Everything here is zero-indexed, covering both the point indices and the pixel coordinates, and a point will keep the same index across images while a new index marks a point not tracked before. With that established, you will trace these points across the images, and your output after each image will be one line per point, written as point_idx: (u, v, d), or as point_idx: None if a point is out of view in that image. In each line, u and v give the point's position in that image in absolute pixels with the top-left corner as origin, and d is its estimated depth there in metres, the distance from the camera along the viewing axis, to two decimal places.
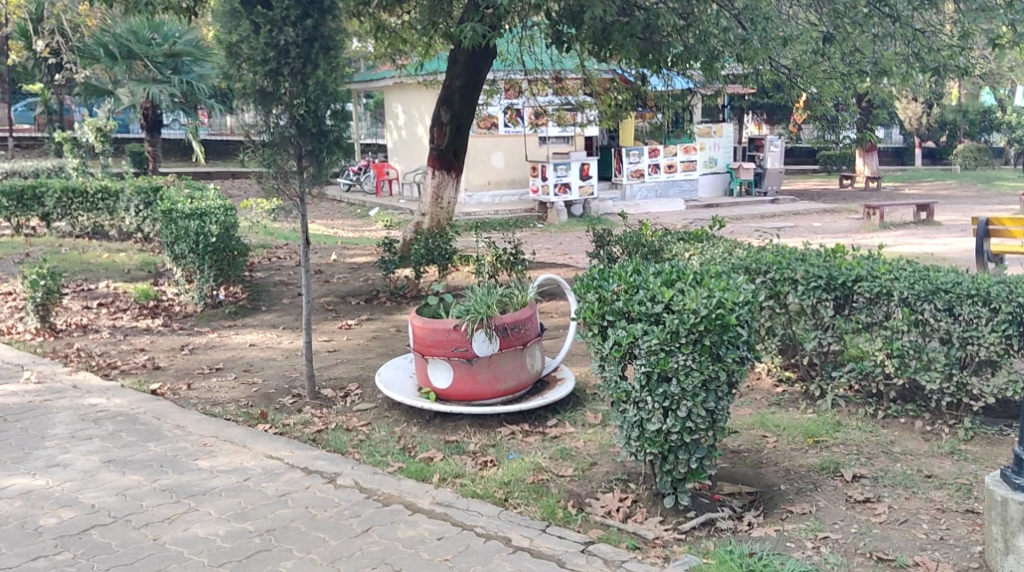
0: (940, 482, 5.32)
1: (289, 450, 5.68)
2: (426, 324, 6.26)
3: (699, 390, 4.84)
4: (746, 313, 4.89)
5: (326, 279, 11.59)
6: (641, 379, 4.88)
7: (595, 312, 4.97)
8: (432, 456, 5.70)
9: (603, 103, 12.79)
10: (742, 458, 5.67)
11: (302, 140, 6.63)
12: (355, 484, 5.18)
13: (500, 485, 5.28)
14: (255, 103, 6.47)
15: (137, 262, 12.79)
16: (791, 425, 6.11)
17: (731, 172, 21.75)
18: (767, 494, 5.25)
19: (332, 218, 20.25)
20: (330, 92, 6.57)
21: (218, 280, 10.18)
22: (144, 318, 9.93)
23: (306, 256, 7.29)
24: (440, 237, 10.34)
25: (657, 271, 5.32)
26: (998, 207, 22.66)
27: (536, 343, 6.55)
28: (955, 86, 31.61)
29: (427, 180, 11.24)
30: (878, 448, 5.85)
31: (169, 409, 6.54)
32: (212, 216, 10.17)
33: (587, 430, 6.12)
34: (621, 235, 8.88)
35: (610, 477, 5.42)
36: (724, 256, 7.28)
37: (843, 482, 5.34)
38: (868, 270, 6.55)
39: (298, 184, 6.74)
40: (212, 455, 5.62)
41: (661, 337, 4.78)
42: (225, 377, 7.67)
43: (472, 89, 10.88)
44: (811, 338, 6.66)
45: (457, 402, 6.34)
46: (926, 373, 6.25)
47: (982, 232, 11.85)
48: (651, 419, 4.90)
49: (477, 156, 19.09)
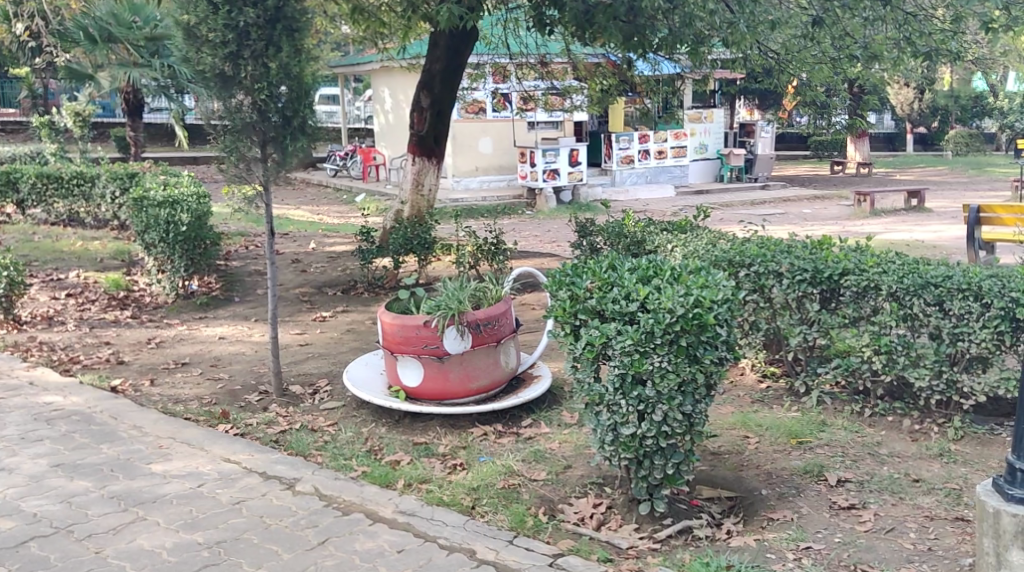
0: (928, 486, 5.08)
1: (248, 453, 5.42)
2: (395, 320, 6.00)
3: (675, 392, 4.58)
4: (726, 312, 4.63)
5: (303, 268, 11.32)
6: (614, 381, 4.61)
7: (567, 310, 4.72)
8: (399, 459, 5.44)
9: (589, 87, 12.50)
10: (723, 460, 5.42)
11: (266, 126, 6.37)
12: (315, 491, 4.93)
13: (468, 491, 5.02)
14: (216, 87, 6.21)
15: (111, 250, 12.47)
16: (774, 425, 5.87)
17: (722, 158, 21.46)
18: (747, 499, 5.02)
19: (317, 204, 19.93)
20: (294, 76, 6.31)
21: (190, 270, 9.89)
22: (114, 310, 9.63)
23: (272, 248, 7.00)
24: (419, 226, 10.07)
25: (633, 267, 5.07)
26: (989, 193, 22.46)
27: (511, 339, 6.28)
28: (948, 70, 31.30)
29: (408, 167, 10.94)
30: (865, 450, 5.61)
31: (128, 408, 6.27)
32: (184, 204, 9.88)
33: (563, 431, 5.87)
34: (603, 225, 8.58)
35: (584, 480, 5.18)
36: (707, 248, 7.04)
37: (827, 487, 5.09)
38: (855, 263, 6.32)
39: (261, 172, 6.47)
40: (167, 458, 5.35)
41: (635, 337, 4.51)
42: (190, 373, 7.41)
43: (453, 72, 10.57)
44: (796, 333, 6.44)
45: (428, 401, 6.08)
46: (915, 370, 6.02)
47: (973, 219, 11.62)
48: (625, 423, 4.65)
49: (464, 141, 18.73)
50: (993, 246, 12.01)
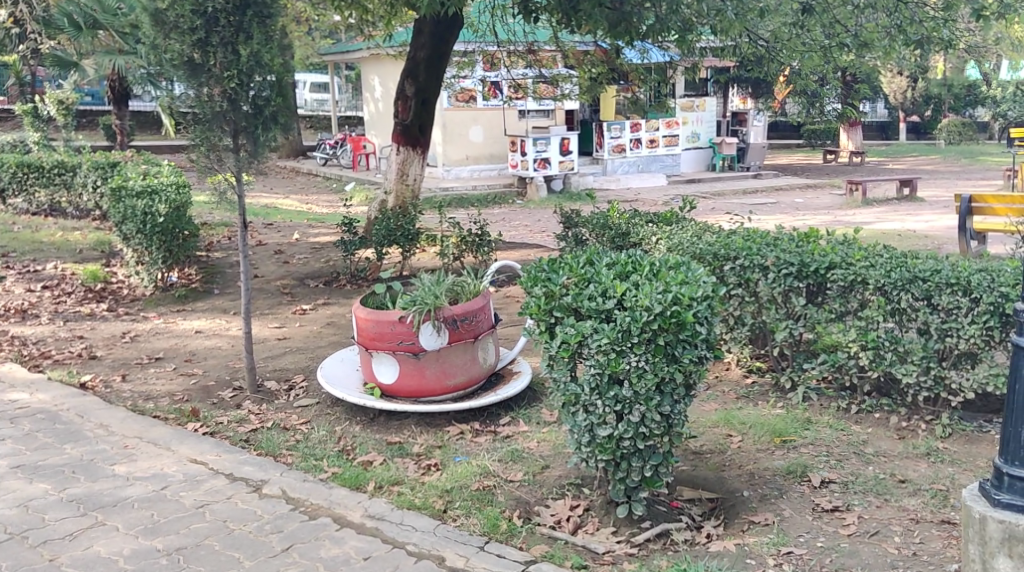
0: (914, 487, 4.94)
1: (215, 453, 5.27)
2: (369, 316, 5.83)
3: (653, 393, 4.42)
4: (706, 309, 4.48)
5: (285, 259, 11.13)
6: (590, 381, 4.45)
7: (542, 308, 4.56)
8: (371, 460, 5.29)
9: (578, 75, 12.20)
10: (704, 460, 5.27)
11: (237, 115, 6.21)
12: (281, 494, 4.79)
13: (441, 493, 4.87)
14: (184, 75, 6.02)
15: (91, 241, 12.25)
16: (758, 424, 5.71)
17: (714, 147, 21.33)
18: (729, 501, 4.87)
19: (306, 193, 19.72)
20: (266, 63, 6.15)
21: (168, 262, 9.71)
22: (90, 302, 9.43)
23: (245, 241, 6.82)
24: (403, 216, 9.88)
25: (612, 263, 4.92)
26: (982, 182, 22.33)
27: (490, 335, 6.12)
28: (941, 59, 31.13)
29: (392, 156, 10.75)
30: (851, 449, 5.45)
31: (95, 406, 6.11)
32: (162, 194, 9.63)
33: (542, 429, 5.72)
34: (589, 216, 8.36)
35: (562, 481, 5.03)
36: (692, 241, 6.89)
37: (810, 488, 4.94)
38: (842, 257, 6.18)
39: (233, 163, 6.29)
40: (132, 459, 5.20)
41: (611, 336, 4.36)
42: (164, 368, 7.24)
43: (439, 60, 10.37)
44: (782, 328, 6.30)
45: (405, 399, 5.92)
46: (902, 366, 5.88)
47: (964, 210, 11.46)
48: (602, 424, 4.49)
49: (454, 130, 18.53)
50: (984, 238, 11.85)
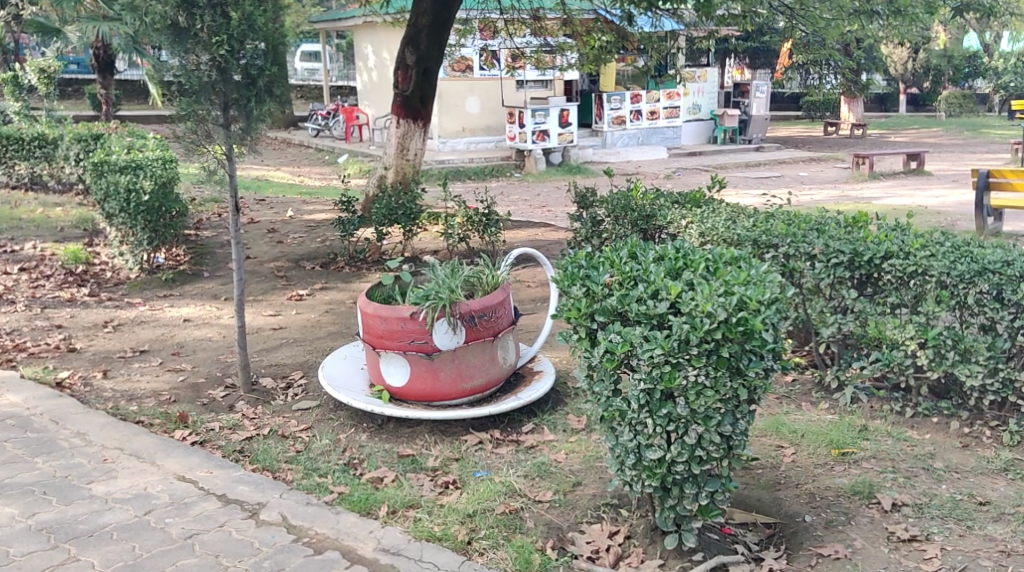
0: (996, 510, 4.40)
1: (206, 469, 4.67)
2: (377, 312, 5.23)
3: (713, 411, 3.83)
4: (774, 314, 3.87)
5: (279, 239, 10.48)
6: (639, 397, 3.86)
7: (582, 311, 3.96)
8: (382, 477, 4.70)
9: (584, 44, 11.03)
10: (756, 477, 4.69)
11: (228, 86, 5.54)
12: (281, 521, 4.21)
13: (463, 519, 4.29)
14: (169, 41, 5.37)
15: (73, 218, 11.58)
16: (811, 432, 5.13)
17: (716, 119, 20.64)
18: (789, 529, 4.33)
19: (298, 165, 19.02)
20: (259, 28, 5.52)
21: (154, 243, 9.06)
22: (70, 287, 8.78)
23: (235, 226, 6.14)
24: (405, 195, 9.23)
25: (659, 258, 4.33)
26: (988, 155, 21.78)
27: (510, 332, 5.51)
28: (941, 30, 30.40)
29: (391, 129, 10.07)
30: (917, 463, 4.88)
31: (72, 410, 5.51)
32: (148, 170, 8.96)
33: (569, 438, 5.12)
34: (607, 196, 7.61)
35: (597, 502, 4.45)
36: (729, 226, 6.28)
37: (880, 513, 4.39)
38: (899, 245, 5.50)
39: (223, 139, 5.63)
40: (111, 476, 4.60)
41: (666, 347, 3.77)
42: (148, 363, 6.62)
43: (441, 27, 9.62)
44: (829, 323, 5.66)
45: (416, 403, 5.31)
46: (966, 366, 5.21)
47: (982, 185, 10.78)
48: (651, 446, 3.90)
49: (451, 101, 17.82)
50: (1000, 213, 11.19)
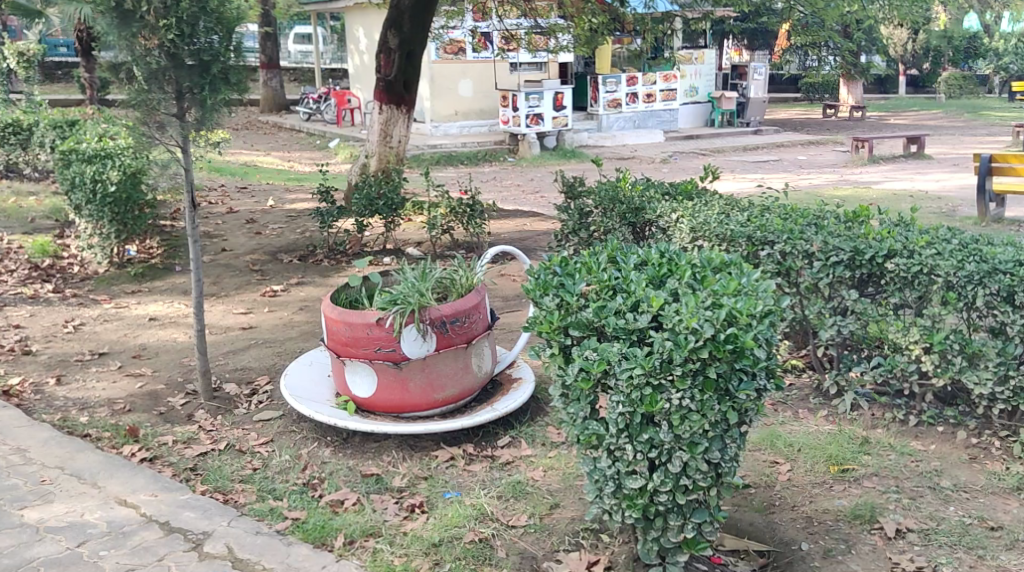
0: (1010, 537, 4.06)
1: (150, 492, 4.30)
2: (341, 317, 4.84)
3: (699, 437, 3.46)
4: (767, 329, 3.49)
5: (257, 230, 10.08)
6: (617, 420, 3.50)
7: (554, 325, 3.60)
8: (342, 500, 4.33)
9: (577, 26, 10.63)
10: (747, 498, 4.34)
11: (180, 73, 5.16)
12: (226, 554, 3.88)
13: (427, 550, 3.94)
14: (113, 25, 4.99)
15: (45, 209, 11.14)
16: (808, 445, 4.77)
17: (713, 102, 20.20)
18: (784, 558, 3.97)
19: (287, 150, 18.57)
20: (212, 10, 5.11)
21: (122, 237, 8.63)
22: (34, 283, 8.38)
23: (192, 222, 5.74)
24: (387, 185, 8.80)
25: (642, 265, 3.95)
26: (988, 138, 21.36)
27: (486, 337, 5.12)
28: (940, 10, 29.85)
29: (374, 115, 9.63)
30: (923, 481, 4.52)
31: (18, 421, 5.15)
32: (117, 159, 8.52)
33: (547, 453, 4.75)
34: (596, 186, 7.18)
35: (575, 527, 4.07)
36: (721, 221, 5.87)
37: (883, 540, 4.05)
38: (903, 242, 5.06)
39: (176, 131, 5.26)
40: (46, 501, 4.25)
41: (647, 366, 3.41)
42: (107, 367, 6.24)
43: (424, 9, 9.18)
44: (828, 324, 5.20)
45: (384, 415, 4.94)
46: (973, 372, 4.80)
47: (984, 170, 10.36)
48: (632, 474, 3.53)
49: (443, 84, 17.34)
50: (1003, 200, 10.73)
